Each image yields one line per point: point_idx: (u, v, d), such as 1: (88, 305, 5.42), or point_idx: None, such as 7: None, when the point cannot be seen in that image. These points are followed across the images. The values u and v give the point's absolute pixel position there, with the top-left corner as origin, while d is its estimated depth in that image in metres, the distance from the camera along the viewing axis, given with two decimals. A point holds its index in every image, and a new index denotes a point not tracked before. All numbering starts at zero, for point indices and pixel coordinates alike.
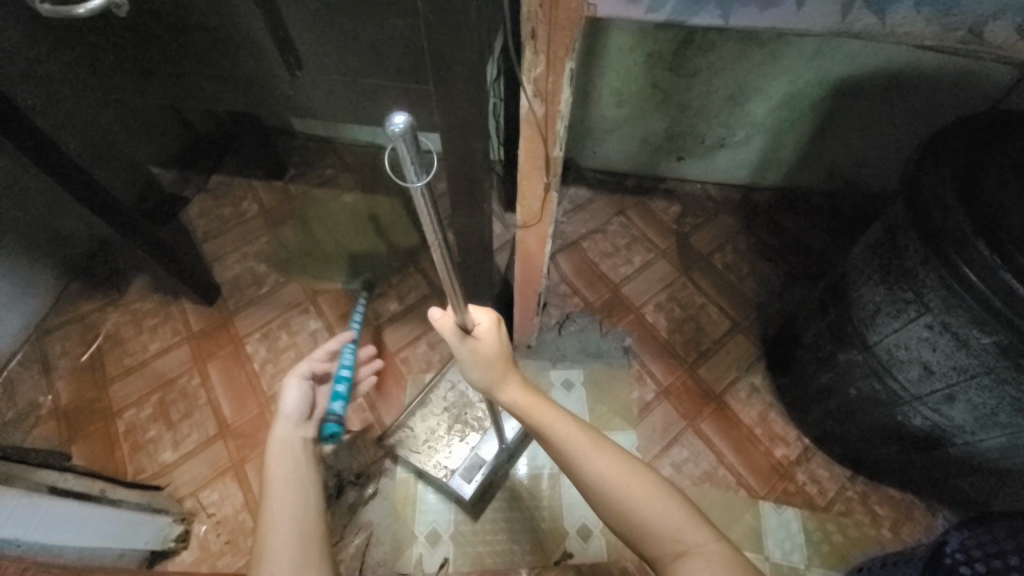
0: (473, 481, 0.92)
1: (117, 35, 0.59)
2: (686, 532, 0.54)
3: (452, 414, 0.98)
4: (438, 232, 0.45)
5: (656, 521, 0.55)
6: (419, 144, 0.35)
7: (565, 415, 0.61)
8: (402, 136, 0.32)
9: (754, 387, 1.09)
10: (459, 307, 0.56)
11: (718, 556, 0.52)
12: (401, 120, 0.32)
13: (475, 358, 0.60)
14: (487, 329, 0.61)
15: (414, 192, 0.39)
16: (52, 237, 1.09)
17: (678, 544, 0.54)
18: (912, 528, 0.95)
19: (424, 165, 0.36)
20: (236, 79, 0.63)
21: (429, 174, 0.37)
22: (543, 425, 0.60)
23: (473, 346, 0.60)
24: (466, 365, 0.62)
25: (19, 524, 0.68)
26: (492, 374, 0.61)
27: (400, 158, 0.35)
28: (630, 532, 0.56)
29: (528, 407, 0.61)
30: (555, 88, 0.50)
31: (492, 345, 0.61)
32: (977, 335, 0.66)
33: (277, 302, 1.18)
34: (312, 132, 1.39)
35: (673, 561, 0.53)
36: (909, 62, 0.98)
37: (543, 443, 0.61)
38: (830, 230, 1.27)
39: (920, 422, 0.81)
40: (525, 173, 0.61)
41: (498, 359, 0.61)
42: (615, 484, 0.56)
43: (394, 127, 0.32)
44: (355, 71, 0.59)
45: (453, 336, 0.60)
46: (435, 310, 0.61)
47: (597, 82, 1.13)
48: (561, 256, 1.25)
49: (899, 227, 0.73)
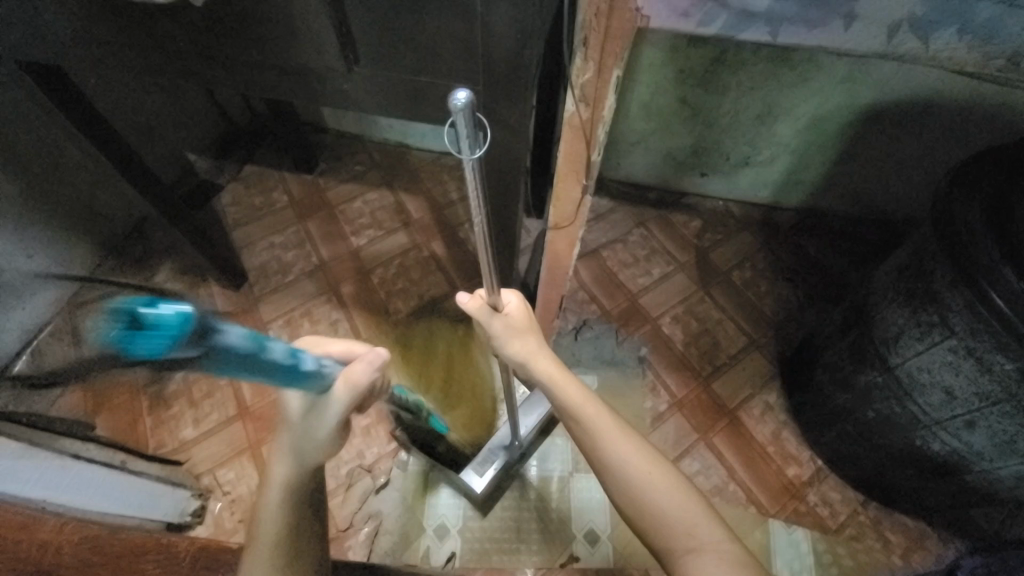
0: (484, 475, 0.93)
1: (187, 23, 0.63)
2: (699, 528, 0.55)
3: (466, 410, 1.00)
4: (482, 214, 0.47)
5: (670, 514, 0.56)
6: (475, 120, 0.36)
7: (591, 396, 0.62)
8: (462, 110, 0.34)
9: (768, 405, 1.09)
10: (493, 289, 0.58)
11: (731, 556, 0.53)
12: (463, 96, 0.34)
13: (507, 333, 0.62)
14: (516, 307, 0.62)
15: (467, 167, 0.41)
16: (93, 214, 1.14)
17: (693, 541, 0.54)
18: (924, 557, 0.94)
19: (478, 140, 0.38)
20: (291, 69, 0.66)
21: (482, 149, 0.39)
22: (572, 404, 0.61)
23: (504, 322, 0.61)
24: (497, 342, 0.63)
25: (50, 485, 0.70)
26: (523, 349, 0.62)
27: (455, 134, 0.37)
28: (645, 524, 0.57)
29: (561, 381, 0.62)
30: (601, 93, 0.53)
31: (523, 321, 0.63)
32: (999, 360, 0.66)
33: (301, 291, 1.21)
34: (343, 128, 1.44)
35: (685, 555, 0.54)
36: (940, 90, 0.99)
37: (569, 424, 0.61)
38: (852, 254, 1.27)
39: (938, 447, 0.80)
40: (563, 175, 0.63)
41: (530, 330, 0.63)
42: (635, 473, 0.57)
43: (456, 104, 0.34)
44: (407, 69, 0.62)
45: (484, 315, 0.61)
46: (464, 293, 0.62)
47: (628, 94, 1.15)
48: (580, 263, 1.27)
49: (925, 251, 0.73)
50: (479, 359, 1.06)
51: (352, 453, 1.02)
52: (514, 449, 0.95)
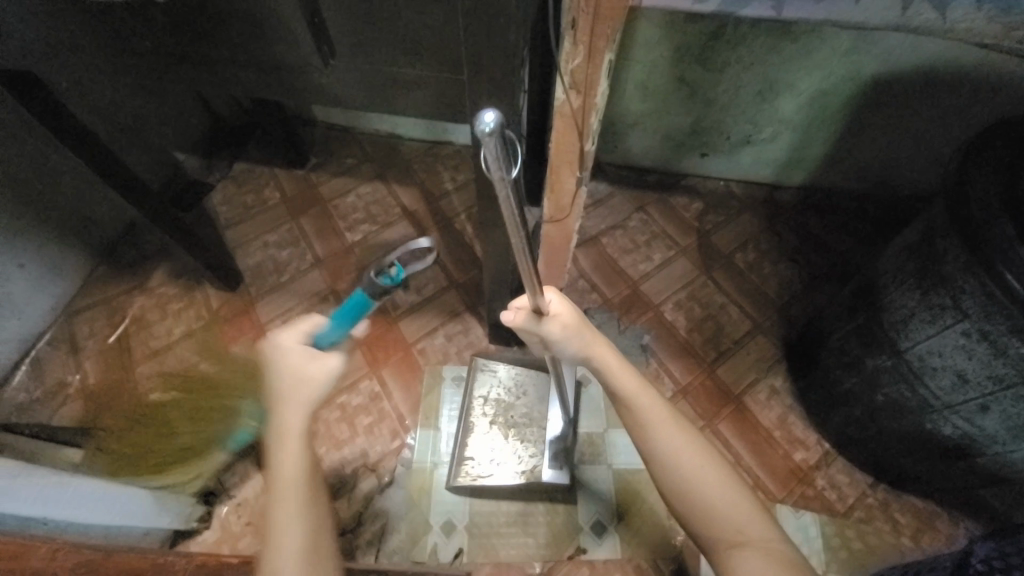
0: (562, 465, 0.94)
1: (156, 24, 0.60)
2: (748, 524, 0.53)
3: (502, 422, 0.97)
4: (522, 232, 0.46)
5: (719, 508, 0.54)
6: (504, 143, 0.36)
7: (647, 385, 0.60)
8: (491, 134, 0.34)
9: (774, 389, 1.08)
10: (536, 291, 0.54)
11: (778, 552, 0.52)
12: (491, 119, 0.33)
13: (566, 336, 0.59)
14: (561, 305, 0.59)
15: (504, 191, 0.40)
16: (81, 221, 1.11)
17: (739, 536, 0.53)
18: (934, 538, 0.93)
19: (508, 162, 0.37)
20: (269, 67, 0.63)
21: (516, 171, 0.38)
22: (625, 393, 0.59)
23: (560, 325, 0.58)
24: (555, 345, 0.60)
25: (50, 502, 0.70)
26: (581, 343, 0.59)
27: (484, 158, 0.36)
28: (690, 517, 0.56)
29: (617, 370, 0.60)
30: (592, 79, 0.50)
31: (573, 319, 0.59)
32: (1015, 344, 0.64)
33: (297, 291, 1.19)
34: (333, 121, 1.40)
35: (727, 548, 0.53)
36: (949, 58, 0.95)
37: (618, 406, 0.60)
38: (858, 231, 1.24)
39: (950, 431, 0.79)
40: (557, 167, 0.61)
41: (582, 326, 0.59)
42: (683, 463, 0.56)
43: (484, 127, 0.34)
44: (388, 61, 0.59)
45: (531, 324, 0.59)
46: (508, 312, 0.60)
47: (623, 74, 1.11)
48: (580, 252, 1.24)
49: (935, 230, 0.71)
50: (481, 362, 1.02)
51: (356, 452, 1.01)
52: (569, 424, 0.95)
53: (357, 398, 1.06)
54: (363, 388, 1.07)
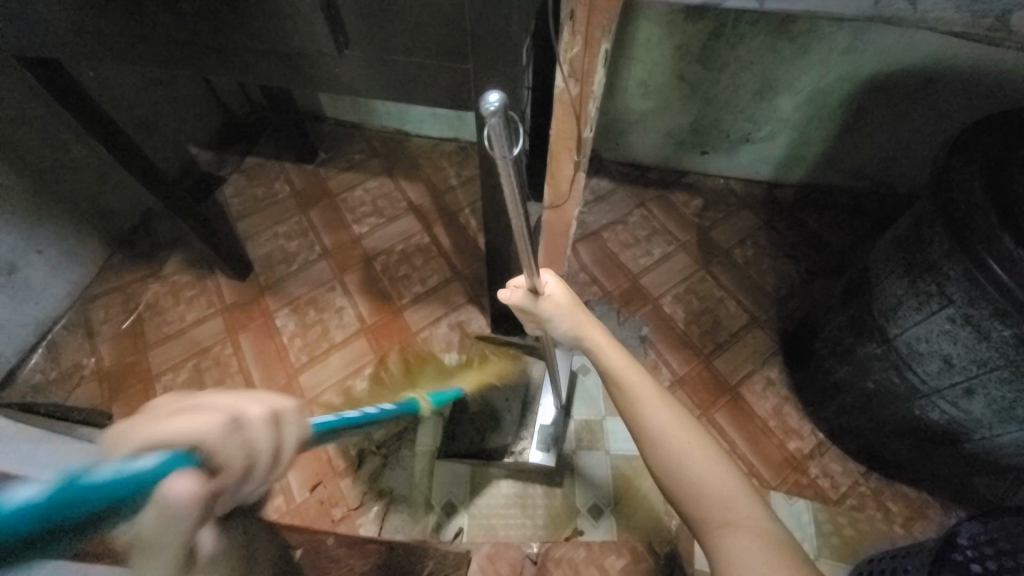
0: (548, 450, 0.95)
1: (181, 14, 0.64)
2: (736, 503, 0.53)
3: (495, 402, 0.99)
4: (520, 210, 0.49)
5: (707, 485, 0.54)
6: (506, 122, 0.38)
7: (638, 366, 0.62)
8: (495, 112, 0.36)
9: (769, 380, 1.10)
10: (533, 271, 0.57)
11: (767, 535, 0.51)
12: (495, 98, 0.36)
13: (558, 315, 0.62)
14: (556, 288, 0.62)
15: (501, 166, 0.42)
16: (98, 209, 1.15)
17: (728, 516, 0.52)
18: (925, 526, 0.95)
19: (511, 139, 0.40)
20: (285, 56, 0.67)
21: (516, 146, 0.41)
22: (614, 370, 0.61)
23: (553, 306, 0.61)
24: (548, 325, 0.64)
25: None
26: (573, 322, 0.62)
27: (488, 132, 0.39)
28: (678, 495, 0.55)
29: (607, 349, 0.62)
30: (589, 68, 0.53)
31: (563, 301, 0.62)
32: (998, 328, 0.66)
33: (305, 281, 1.22)
34: (341, 117, 1.44)
35: (718, 529, 0.52)
36: (942, 58, 0.97)
37: (611, 388, 0.62)
38: (854, 228, 1.26)
39: (937, 416, 0.81)
40: (556, 153, 0.64)
41: (577, 309, 0.63)
42: (672, 440, 0.57)
43: (488, 106, 0.36)
44: (398, 50, 0.62)
45: (526, 302, 0.61)
46: (504, 289, 0.63)
47: (625, 72, 1.14)
48: (582, 246, 1.27)
49: (924, 221, 0.73)
50: None
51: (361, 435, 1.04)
52: (558, 413, 0.97)
53: (363, 382, 1.09)
54: (369, 373, 1.10)
